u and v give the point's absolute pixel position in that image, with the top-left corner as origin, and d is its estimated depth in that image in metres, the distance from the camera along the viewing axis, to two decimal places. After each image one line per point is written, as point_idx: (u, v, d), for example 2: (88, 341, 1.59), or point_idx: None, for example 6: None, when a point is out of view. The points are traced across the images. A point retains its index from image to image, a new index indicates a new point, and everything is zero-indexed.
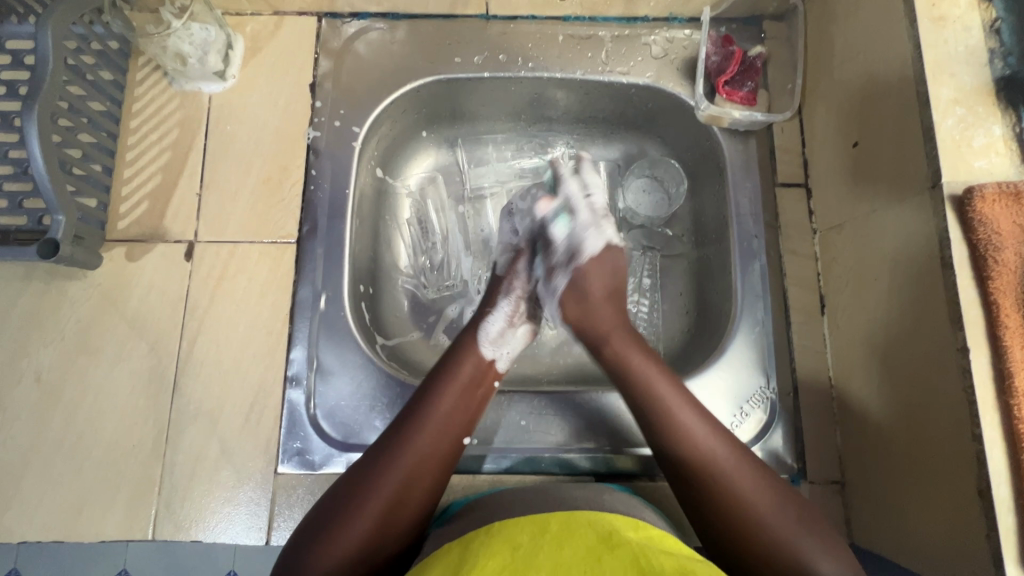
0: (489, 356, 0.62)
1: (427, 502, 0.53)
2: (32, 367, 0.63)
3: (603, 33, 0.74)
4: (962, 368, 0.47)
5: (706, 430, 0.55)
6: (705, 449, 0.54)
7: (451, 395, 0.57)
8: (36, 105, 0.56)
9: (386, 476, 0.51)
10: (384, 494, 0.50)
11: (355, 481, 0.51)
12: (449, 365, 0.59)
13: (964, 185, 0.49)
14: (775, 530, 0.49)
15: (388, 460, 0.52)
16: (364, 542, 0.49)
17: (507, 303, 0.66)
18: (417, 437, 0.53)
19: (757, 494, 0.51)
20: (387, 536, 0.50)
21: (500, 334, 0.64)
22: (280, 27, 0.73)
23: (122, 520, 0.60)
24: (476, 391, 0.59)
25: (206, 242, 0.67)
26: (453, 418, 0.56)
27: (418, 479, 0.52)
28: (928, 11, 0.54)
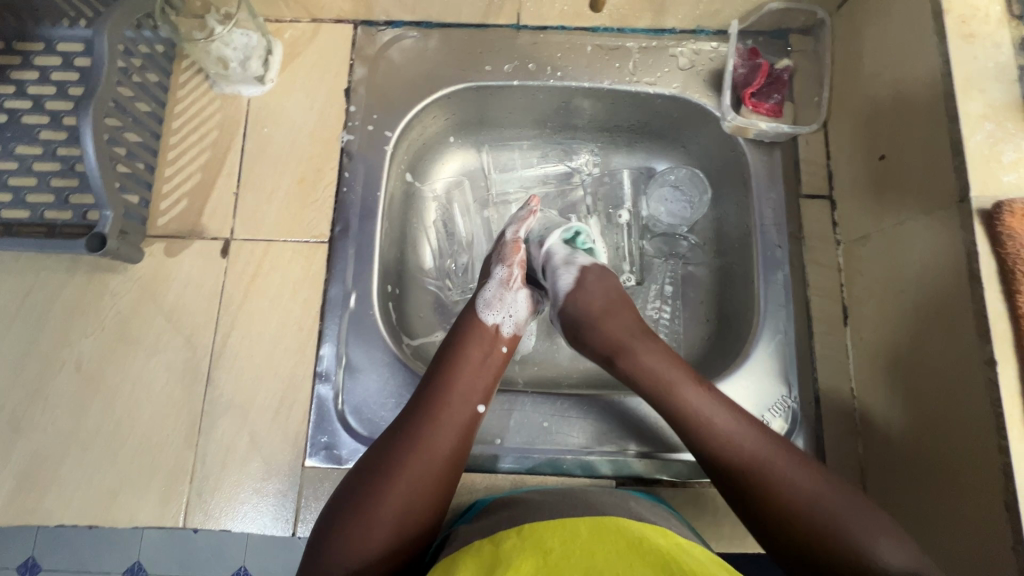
0: (491, 322, 0.65)
1: (447, 476, 0.55)
2: (73, 356, 0.65)
3: (630, 44, 0.76)
4: (989, 381, 0.48)
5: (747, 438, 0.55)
6: (744, 452, 0.55)
7: (463, 373, 0.59)
8: (91, 105, 0.59)
9: (407, 452, 0.53)
10: (409, 468, 0.53)
11: (381, 455, 0.54)
12: (456, 348, 0.62)
13: (993, 201, 0.50)
14: (822, 504, 0.51)
15: (409, 433, 0.55)
16: (390, 519, 0.51)
17: (501, 269, 0.68)
18: (436, 412, 0.56)
19: (790, 476, 0.53)
20: (414, 505, 0.52)
21: (497, 298, 0.66)
22: (317, 34, 0.76)
23: (154, 508, 0.62)
24: (486, 369, 0.61)
25: (242, 239, 0.69)
26: (469, 387, 0.59)
27: (438, 453, 0.54)
28: (959, 28, 0.54)
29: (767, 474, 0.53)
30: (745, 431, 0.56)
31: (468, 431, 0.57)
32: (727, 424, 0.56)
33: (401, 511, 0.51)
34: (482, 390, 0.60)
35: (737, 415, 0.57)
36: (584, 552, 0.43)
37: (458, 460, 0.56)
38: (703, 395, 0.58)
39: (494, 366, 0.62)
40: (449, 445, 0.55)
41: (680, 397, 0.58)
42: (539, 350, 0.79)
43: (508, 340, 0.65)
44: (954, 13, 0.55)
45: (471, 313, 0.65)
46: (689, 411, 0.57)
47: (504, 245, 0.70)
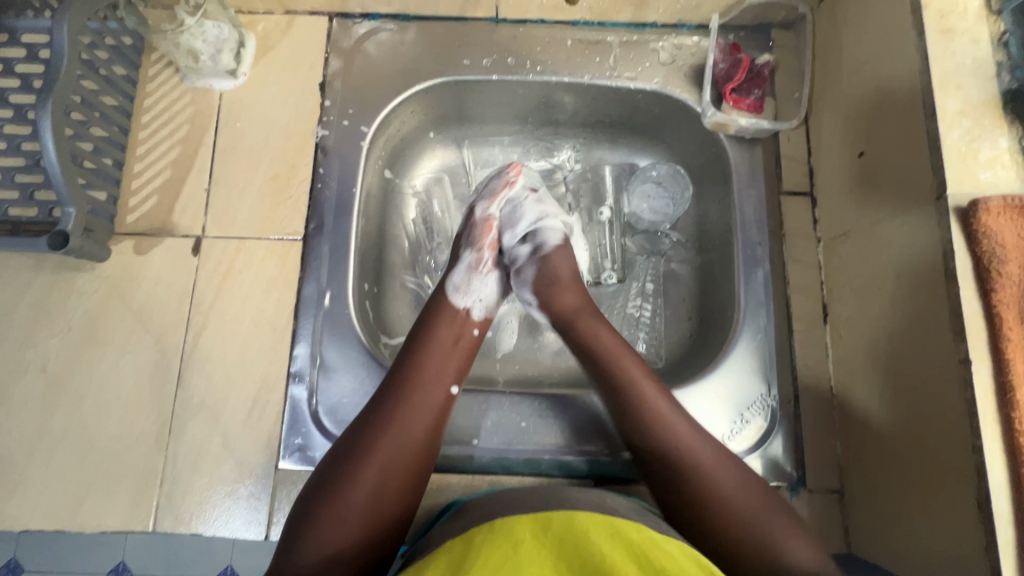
0: (462, 306, 0.63)
1: (421, 461, 0.54)
2: (39, 357, 0.64)
3: (611, 39, 0.75)
4: (963, 380, 0.47)
5: (698, 448, 0.54)
6: (689, 458, 0.54)
7: (433, 356, 0.58)
8: (50, 99, 0.57)
9: (379, 435, 0.52)
10: (382, 452, 0.52)
11: (354, 441, 0.53)
12: (427, 330, 0.60)
13: (969, 198, 0.50)
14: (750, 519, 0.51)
15: (381, 419, 0.53)
16: (364, 504, 0.50)
17: (471, 254, 0.66)
18: (407, 396, 0.55)
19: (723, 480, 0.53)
20: (388, 489, 0.51)
21: (466, 281, 0.64)
22: (291, 26, 0.74)
23: (123, 512, 0.61)
24: (457, 352, 0.60)
25: (213, 237, 0.68)
26: (441, 366, 0.58)
27: (410, 438, 0.53)
28: (937, 23, 0.54)
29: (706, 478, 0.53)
30: (702, 443, 0.55)
31: (443, 412, 0.56)
32: (685, 429, 0.55)
33: (374, 496, 0.50)
34: (455, 370, 0.59)
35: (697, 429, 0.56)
36: (554, 546, 0.43)
37: (433, 441, 0.55)
38: (663, 398, 0.57)
39: (467, 345, 0.61)
40: (422, 429, 0.54)
41: (645, 400, 0.56)
42: (520, 348, 0.78)
43: (480, 323, 0.63)
44: (933, 8, 0.54)
45: (440, 295, 0.64)
46: (649, 409, 0.56)
47: (474, 225, 0.68)
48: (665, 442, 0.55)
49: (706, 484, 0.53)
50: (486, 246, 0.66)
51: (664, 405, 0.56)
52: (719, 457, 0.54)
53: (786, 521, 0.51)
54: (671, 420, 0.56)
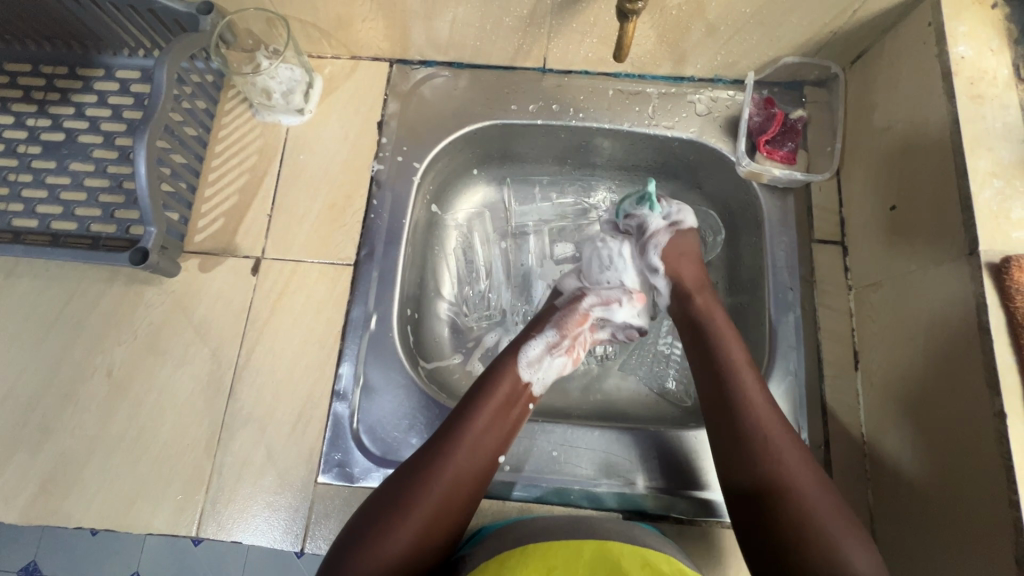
0: (524, 377, 0.67)
1: (466, 504, 0.57)
2: (105, 362, 0.68)
3: (650, 90, 0.80)
4: (999, 434, 0.48)
5: (787, 450, 0.56)
6: (789, 483, 0.54)
7: (490, 406, 0.62)
8: (146, 130, 0.63)
9: (428, 485, 0.56)
10: (426, 502, 0.55)
11: (411, 476, 0.56)
12: (484, 390, 0.63)
13: (1001, 255, 0.52)
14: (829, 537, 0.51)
15: (437, 458, 0.57)
16: (409, 548, 0.53)
17: (552, 332, 0.70)
18: (455, 453, 0.58)
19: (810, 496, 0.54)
20: (429, 539, 0.54)
21: (538, 358, 0.69)
22: (355, 70, 0.81)
23: (169, 516, 0.63)
24: (510, 415, 0.63)
25: (272, 259, 0.73)
26: (495, 426, 0.61)
27: (457, 477, 0.57)
28: (967, 89, 0.57)
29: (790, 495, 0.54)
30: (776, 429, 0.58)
31: (486, 471, 0.60)
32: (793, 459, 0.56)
33: (421, 536, 0.54)
34: (505, 431, 0.62)
35: (807, 464, 0.56)
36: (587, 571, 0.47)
37: (475, 495, 0.58)
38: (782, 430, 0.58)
39: (518, 411, 0.64)
40: (466, 487, 0.57)
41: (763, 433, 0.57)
42: (551, 378, 0.80)
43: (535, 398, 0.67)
44: (963, 75, 0.58)
45: (512, 361, 0.67)
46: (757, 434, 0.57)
47: (573, 311, 0.72)
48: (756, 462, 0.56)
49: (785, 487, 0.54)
50: (569, 332, 0.71)
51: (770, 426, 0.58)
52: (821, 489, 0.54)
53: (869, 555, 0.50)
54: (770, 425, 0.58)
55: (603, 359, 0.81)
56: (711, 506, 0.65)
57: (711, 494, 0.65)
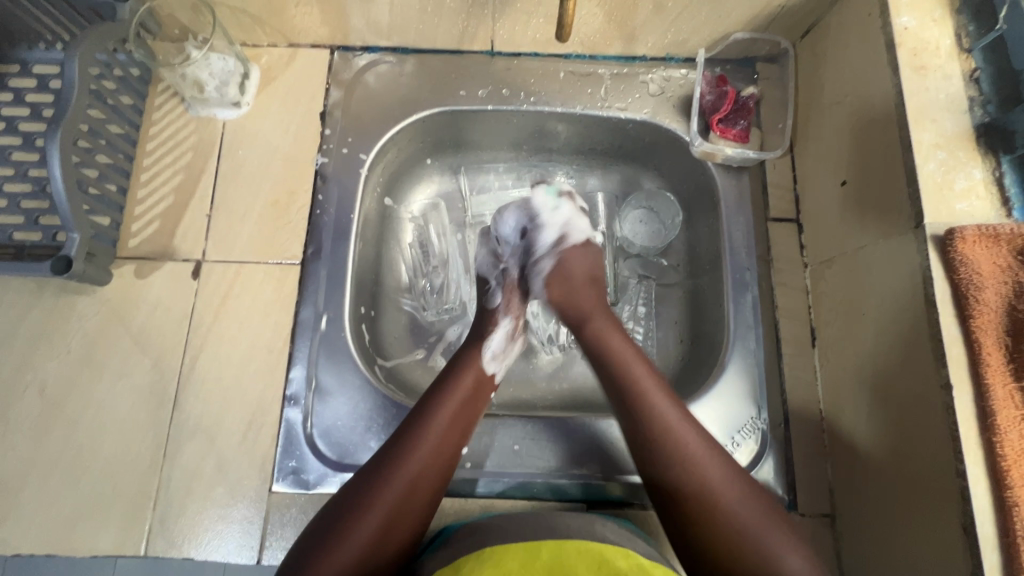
0: (490, 370, 0.65)
1: (427, 504, 0.55)
2: (37, 379, 0.64)
3: (602, 71, 0.77)
4: (946, 405, 0.49)
5: (705, 460, 0.55)
6: (712, 489, 0.53)
7: (457, 398, 0.60)
8: (59, 129, 0.59)
9: (388, 481, 0.53)
10: (385, 499, 0.53)
11: (371, 473, 0.54)
12: (445, 380, 0.62)
13: (946, 228, 0.52)
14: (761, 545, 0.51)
15: (398, 451, 0.55)
16: (369, 548, 0.51)
17: (509, 320, 0.69)
18: (416, 445, 0.56)
19: (743, 508, 0.52)
20: (389, 539, 0.52)
21: (503, 348, 0.68)
22: (294, 58, 0.77)
23: (115, 536, 0.61)
24: (473, 406, 0.61)
25: (213, 261, 0.69)
26: (457, 418, 0.59)
27: (419, 480, 0.55)
28: (911, 60, 0.57)
29: (715, 504, 0.53)
30: (690, 434, 0.56)
31: (448, 466, 0.57)
32: (723, 480, 0.54)
33: (380, 537, 0.51)
34: (467, 422, 0.60)
35: (726, 465, 0.55)
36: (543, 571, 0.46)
37: (438, 489, 0.56)
38: (697, 435, 0.56)
39: (480, 399, 0.62)
40: (427, 480, 0.55)
41: (691, 455, 0.55)
42: (514, 370, 0.78)
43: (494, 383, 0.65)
44: (906, 46, 0.57)
45: (474, 351, 0.66)
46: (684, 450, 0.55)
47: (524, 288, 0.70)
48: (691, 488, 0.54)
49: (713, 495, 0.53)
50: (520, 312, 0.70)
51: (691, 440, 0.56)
52: (753, 504, 0.53)
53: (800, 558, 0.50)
54: (686, 437, 0.56)
55: (565, 347, 0.80)
56: None
57: None
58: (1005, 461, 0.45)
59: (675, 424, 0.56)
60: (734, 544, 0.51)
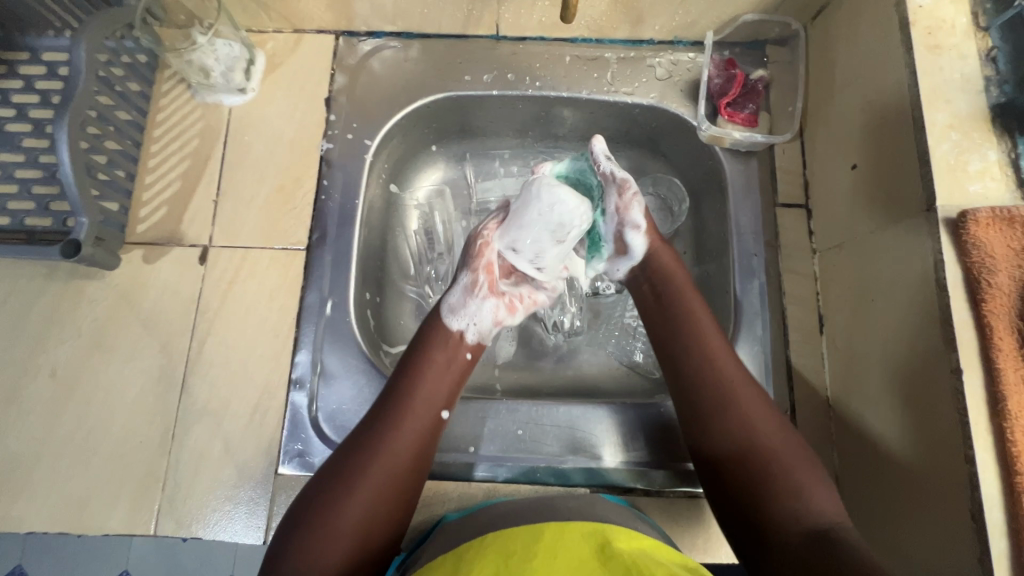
0: (455, 328, 0.65)
1: (415, 476, 0.55)
2: (49, 362, 0.65)
3: (609, 55, 0.76)
4: (955, 390, 0.48)
5: (745, 397, 0.57)
6: (752, 436, 0.55)
7: (432, 370, 0.60)
8: (67, 114, 0.59)
9: (371, 455, 0.54)
10: (371, 473, 0.53)
11: (353, 448, 0.54)
12: (420, 353, 0.62)
13: (958, 211, 0.51)
14: (793, 481, 0.52)
15: (380, 424, 0.56)
16: (359, 523, 0.51)
17: (466, 276, 0.66)
18: (397, 418, 0.56)
19: (782, 451, 0.54)
20: (379, 511, 0.52)
21: (461, 303, 0.65)
22: (299, 44, 0.77)
23: (126, 515, 0.62)
24: (449, 376, 0.61)
25: (219, 247, 0.70)
26: (434, 390, 0.60)
27: (405, 451, 0.55)
28: (924, 39, 0.55)
29: (755, 448, 0.54)
30: (740, 377, 0.58)
31: (431, 436, 0.58)
32: (768, 424, 0.55)
33: (368, 511, 0.51)
34: (446, 395, 0.61)
35: (771, 415, 0.56)
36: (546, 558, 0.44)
37: (423, 458, 0.57)
38: (745, 382, 0.58)
39: (458, 371, 0.62)
40: (410, 451, 0.55)
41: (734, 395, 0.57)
42: (519, 357, 0.79)
43: (473, 347, 0.65)
44: (920, 25, 0.56)
45: (437, 317, 0.65)
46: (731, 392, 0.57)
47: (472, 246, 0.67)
48: (728, 426, 0.55)
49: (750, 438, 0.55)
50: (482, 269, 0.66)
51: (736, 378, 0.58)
52: (796, 450, 0.54)
53: (830, 493, 0.51)
54: (731, 375, 0.58)
55: (570, 335, 0.79)
56: (680, 476, 0.65)
57: (677, 465, 0.65)
58: (1017, 447, 0.44)
59: (732, 375, 0.58)
60: (768, 485, 0.52)
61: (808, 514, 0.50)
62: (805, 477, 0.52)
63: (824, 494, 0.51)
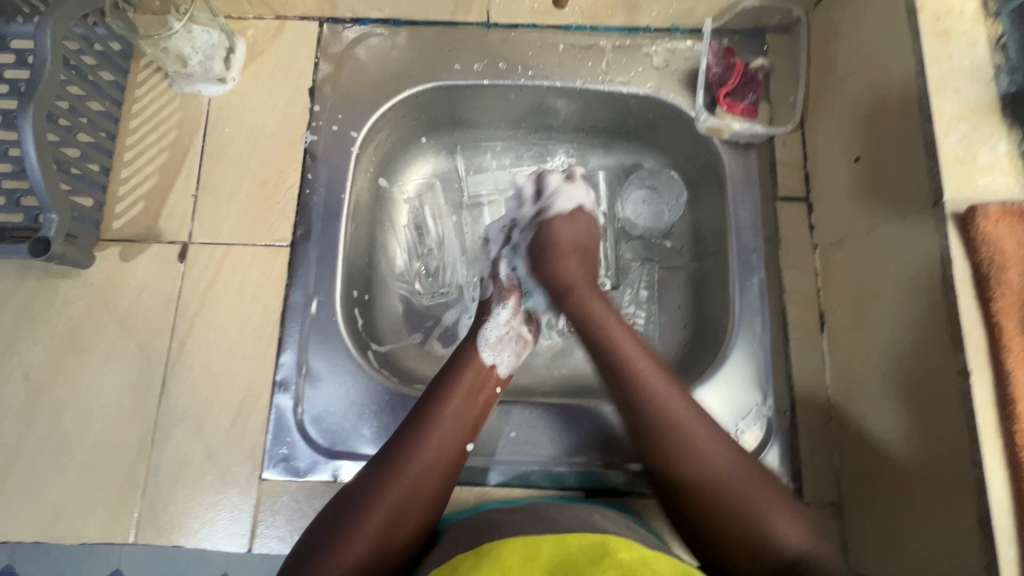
0: (489, 361, 0.63)
1: (434, 507, 0.53)
2: (21, 365, 0.63)
3: (603, 43, 0.74)
4: (962, 392, 0.46)
5: (680, 412, 0.54)
6: (699, 459, 0.52)
7: (459, 398, 0.58)
8: (32, 104, 0.56)
9: (390, 479, 0.52)
10: (388, 498, 0.51)
11: (374, 470, 0.53)
12: (449, 376, 0.60)
13: (967, 204, 0.48)
14: (756, 510, 0.50)
15: (400, 447, 0.54)
16: (371, 550, 0.49)
17: (503, 311, 0.68)
18: (417, 443, 0.54)
19: (740, 479, 0.51)
20: (393, 539, 0.50)
21: (500, 338, 0.65)
22: (281, 31, 0.73)
23: (104, 523, 0.59)
24: (476, 406, 0.59)
25: (199, 244, 0.67)
26: (459, 415, 0.57)
27: (427, 476, 0.53)
28: (932, 26, 0.53)
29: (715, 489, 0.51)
30: (651, 369, 0.57)
31: (454, 465, 0.55)
32: (721, 458, 0.52)
33: (380, 539, 0.50)
34: (471, 423, 0.58)
35: (730, 448, 0.53)
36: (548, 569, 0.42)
37: (446, 484, 0.54)
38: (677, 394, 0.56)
39: (486, 399, 0.60)
40: (429, 481, 0.53)
41: (679, 424, 0.54)
42: None
43: (502, 381, 0.63)
44: (928, 10, 0.53)
45: (470, 346, 0.63)
46: (662, 420, 0.54)
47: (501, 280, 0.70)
48: (682, 459, 0.53)
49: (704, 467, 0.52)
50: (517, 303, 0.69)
51: (683, 410, 0.54)
52: (757, 482, 0.52)
53: (792, 516, 0.50)
54: (665, 394, 0.55)
55: (565, 333, 0.77)
56: None
57: None
58: None
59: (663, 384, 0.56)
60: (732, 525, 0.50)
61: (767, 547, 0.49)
62: (770, 510, 0.50)
63: (787, 522, 0.50)
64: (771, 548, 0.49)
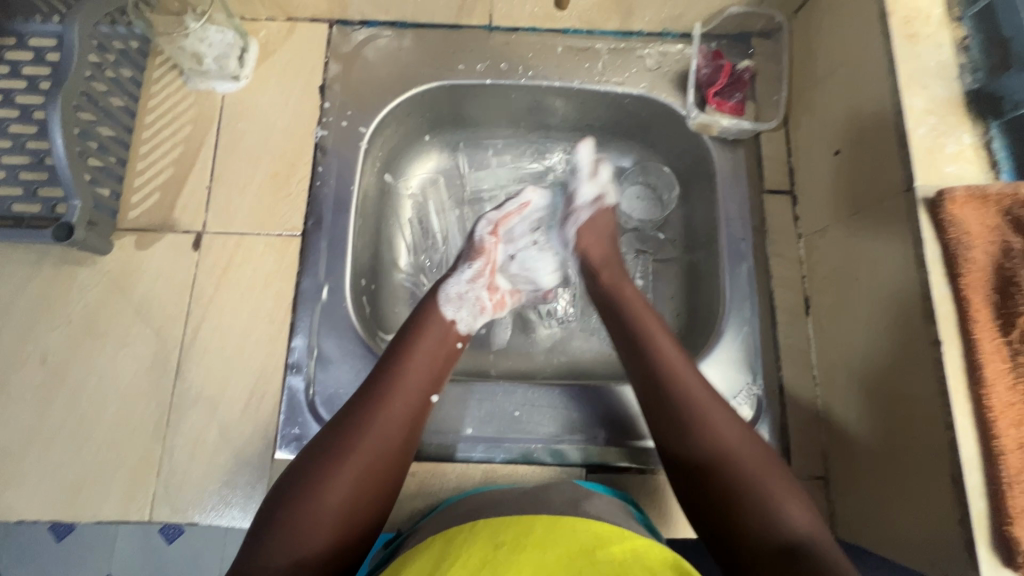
0: (450, 316, 0.64)
1: (401, 465, 0.52)
2: (38, 349, 0.64)
3: (600, 46, 0.78)
4: (936, 361, 0.50)
5: (698, 391, 0.53)
6: (710, 437, 0.50)
7: (422, 354, 0.58)
8: (59, 96, 0.59)
9: (357, 433, 0.50)
10: (360, 452, 0.49)
11: (338, 424, 0.51)
12: (414, 330, 0.60)
13: (936, 189, 0.53)
14: (763, 492, 0.47)
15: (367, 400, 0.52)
16: (343, 505, 0.47)
17: (469, 268, 0.68)
18: (385, 394, 0.53)
19: (745, 456, 0.49)
20: (363, 497, 0.48)
21: (461, 293, 0.66)
22: (293, 32, 0.77)
23: (120, 501, 0.61)
24: (437, 362, 0.59)
25: (213, 233, 0.70)
26: (422, 370, 0.57)
27: (396, 429, 0.52)
28: (903, 28, 0.58)
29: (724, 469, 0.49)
30: (668, 348, 0.57)
31: (420, 418, 0.55)
32: (732, 434, 0.51)
33: (352, 496, 0.47)
34: (433, 376, 0.58)
35: (736, 429, 0.51)
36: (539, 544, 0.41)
37: (413, 434, 0.53)
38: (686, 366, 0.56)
39: (447, 355, 0.61)
40: (399, 433, 0.52)
41: (696, 401, 0.52)
42: (513, 343, 0.79)
43: (463, 337, 0.65)
44: (899, 14, 0.58)
45: (431, 299, 0.64)
46: (678, 393, 0.53)
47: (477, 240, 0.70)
48: (697, 436, 0.51)
49: (711, 443, 0.50)
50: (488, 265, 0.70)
51: (694, 387, 0.54)
52: (764, 461, 0.49)
53: (803, 506, 0.47)
54: (676, 364, 0.56)
55: (564, 321, 0.81)
56: None
57: None
58: (994, 412, 0.46)
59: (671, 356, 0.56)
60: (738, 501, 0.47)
61: (772, 523, 0.46)
62: (778, 490, 0.47)
63: (795, 506, 0.47)
64: (780, 528, 0.45)
